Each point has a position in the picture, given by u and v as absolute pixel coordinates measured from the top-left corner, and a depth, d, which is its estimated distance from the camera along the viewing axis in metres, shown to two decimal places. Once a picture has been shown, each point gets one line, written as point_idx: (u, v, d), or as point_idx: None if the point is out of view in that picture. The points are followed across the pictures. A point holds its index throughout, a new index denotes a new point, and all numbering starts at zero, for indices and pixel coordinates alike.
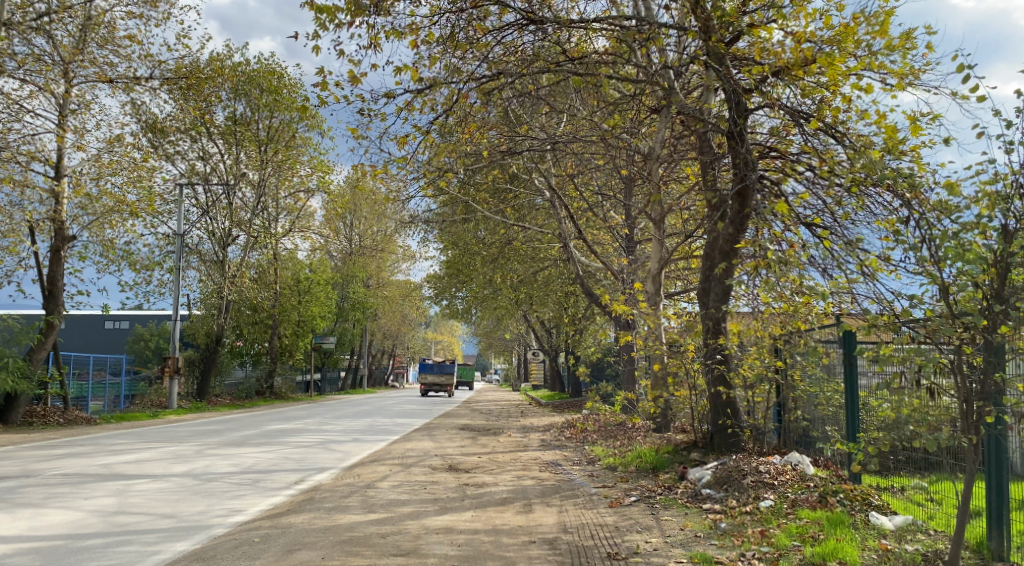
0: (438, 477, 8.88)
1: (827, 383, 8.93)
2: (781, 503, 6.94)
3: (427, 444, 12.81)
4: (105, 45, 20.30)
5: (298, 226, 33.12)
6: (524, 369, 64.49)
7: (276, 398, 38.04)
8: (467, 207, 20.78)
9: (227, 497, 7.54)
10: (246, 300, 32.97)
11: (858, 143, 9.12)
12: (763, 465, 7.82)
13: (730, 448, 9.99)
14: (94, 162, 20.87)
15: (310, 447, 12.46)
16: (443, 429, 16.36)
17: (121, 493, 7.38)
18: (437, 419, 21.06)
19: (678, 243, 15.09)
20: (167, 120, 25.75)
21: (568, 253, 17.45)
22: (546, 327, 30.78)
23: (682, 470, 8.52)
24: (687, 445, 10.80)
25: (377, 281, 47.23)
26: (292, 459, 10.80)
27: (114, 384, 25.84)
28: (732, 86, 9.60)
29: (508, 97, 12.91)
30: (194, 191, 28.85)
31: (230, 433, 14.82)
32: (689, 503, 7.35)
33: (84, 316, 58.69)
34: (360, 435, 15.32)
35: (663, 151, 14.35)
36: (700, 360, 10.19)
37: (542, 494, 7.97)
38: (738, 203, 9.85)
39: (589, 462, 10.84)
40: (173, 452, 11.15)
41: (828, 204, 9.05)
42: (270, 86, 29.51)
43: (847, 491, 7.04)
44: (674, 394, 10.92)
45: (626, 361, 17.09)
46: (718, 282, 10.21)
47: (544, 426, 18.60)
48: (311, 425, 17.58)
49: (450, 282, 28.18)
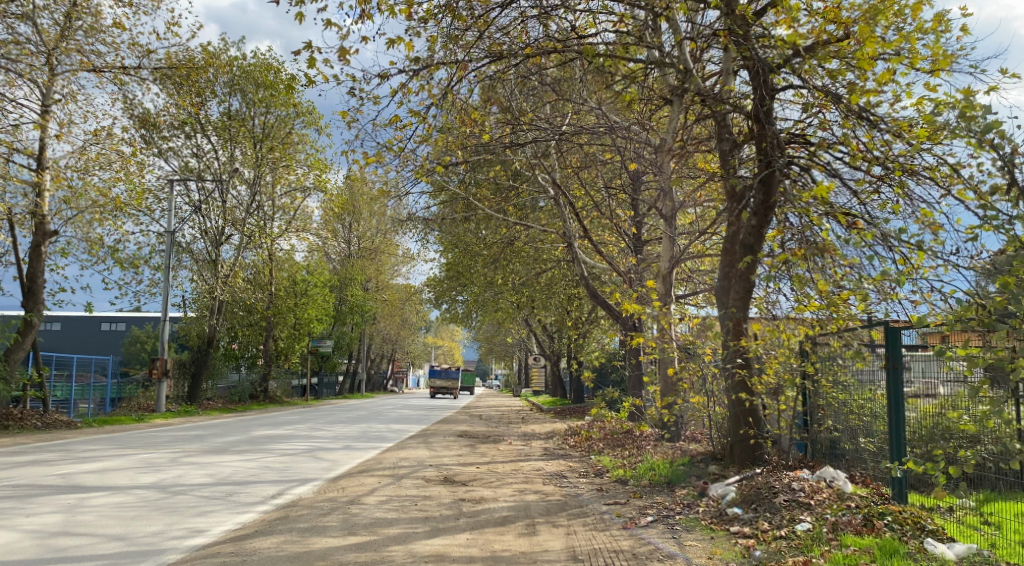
0: (432, 492, 8.02)
1: (862, 391, 8.09)
2: (820, 526, 6.08)
3: (422, 452, 11.94)
4: (92, 34, 19.48)
5: (294, 226, 32.23)
6: (524, 373, 63.45)
7: (271, 402, 37.10)
8: (467, 204, 19.90)
9: (191, 514, 6.67)
10: (240, 302, 32.07)
11: (896, 128, 8.37)
12: (795, 482, 6.93)
13: (753, 461, 9.09)
14: (80, 154, 20.07)
15: (297, 455, 11.59)
16: (440, 437, 15.55)
17: (70, 509, 6.52)
18: (435, 425, 20.15)
19: (691, 242, 14.16)
20: (159, 113, 24.98)
21: (572, 253, 16.54)
22: (548, 331, 29.91)
23: (703, 487, 7.67)
24: (705, 457, 9.88)
25: (376, 284, 46.30)
26: (274, 469, 9.93)
27: (99, 386, 24.99)
28: (759, 61, 8.76)
29: (511, 81, 12.12)
30: (186, 188, 28.09)
31: (214, 439, 13.93)
32: (714, 525, 6.51)
33: (79, 318, 57.82)
34: (351, 442, 14.47)
35: (675, 143, 13.60)
36: (718, 364, 9.32)
37: (546, 511, 7.13)
38: (762, 192, 9.02)
39: (596, 474, 9.98)
40: (146, 459, 10.29)
41: (860, 196, 8.24)
42: (266, 82, 28.77)
43: (896, 513, 6.20)
44: (688, 401, 10.05)
45: (633, 365, 16.21)
46: (739, 279, 9.38)
47: (546, 433, 17.72)
48: (301, 431, 16.70)
49: (450, 284, 27.37)
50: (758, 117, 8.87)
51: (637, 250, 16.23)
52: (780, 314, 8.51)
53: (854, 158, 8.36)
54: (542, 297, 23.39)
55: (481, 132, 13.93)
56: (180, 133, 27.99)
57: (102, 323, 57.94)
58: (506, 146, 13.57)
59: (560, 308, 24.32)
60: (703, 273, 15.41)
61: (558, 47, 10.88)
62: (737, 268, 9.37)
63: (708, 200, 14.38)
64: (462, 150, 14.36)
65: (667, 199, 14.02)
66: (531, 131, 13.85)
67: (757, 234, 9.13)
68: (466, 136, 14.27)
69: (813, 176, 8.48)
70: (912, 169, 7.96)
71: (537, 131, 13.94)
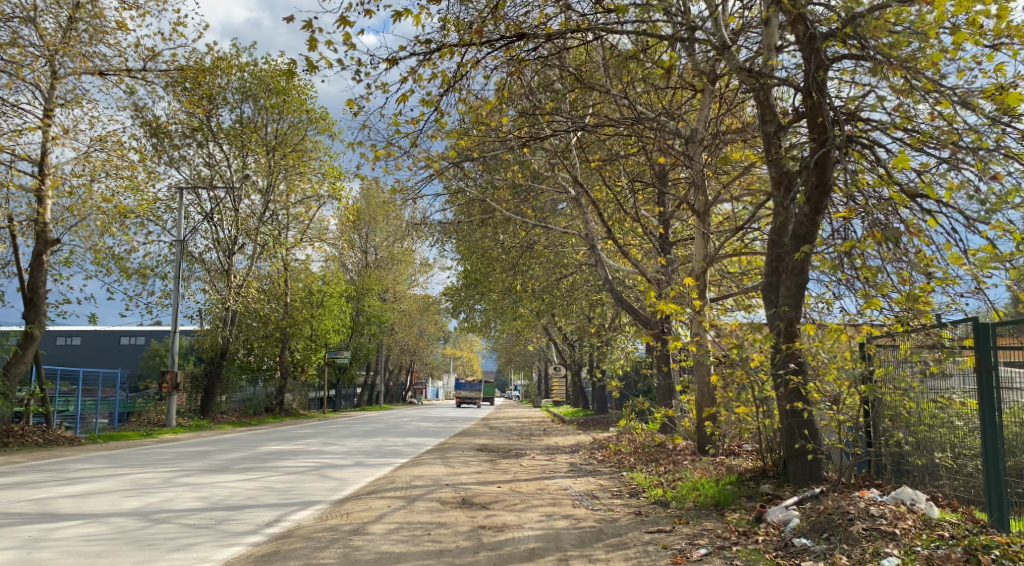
0: (447, 518, 7.05)
1: (932, 399, 7.17)
2: (911, 562, 5.06)
3: (439, 470, 10.96)
4: (96, 36, 18.81)
5: (309, 235, 31.41)
6: (544, 384, 62.39)
7: (286, 415, 36.28)
8: (484, 206, 18.97)
9: (168, 548, 5.76)
10: (255, 314, 31.32)
11: (970, 100, 7.39)
12: (873, 506, 5.92)
13: (811, 480, 8.02)
14: (84, 160, 19.43)
15: (303, 474, 10.67)
16: (459, 451, 14.56)
17: (29, 545, 5.63)
18: (454, 439, 19.12)
19: (727, 239, 13.17)
20: (167, 119, 24.33)
21: (595, 255, 15.45)
22: (570, 341, 28.86)
23: (759, 511, 6.65)
24: (754, 475, 8.80)
25: (394, 295, 45.42)
26: (275, 491, 9.00)
27: (108, 400, 24.20)
28: (810, 28, 7.82)
29: (532, 64, 11.24)
30: (198, 197, 27.48)
31: (217, 456, 13.07)
32: (779, 559, 5.48)
33: (101, 332, 57.53)
34: (364, 458, 13.48)
35: (706, 132, 12.76)
36: (768, 370, 8.33)
37: (580, 542, 6.16)
38: (815, 175, 8.07)
39: (631, 493, 8.97)
40: (137, 479, 9.37)
41: (929, 176, 7.26)
42: (278, 88, 28.15)
43: (1002, 546, 5.16)
44: (734, 410, 9.06)
45: (664, 373, 15.17)
46: (790, 275, 8.37)
47: (572, 446, 16.67)
48: (313, 446, 15.76)
49: (467, 294, 26.46)
50: (810, 89, 7.87)
51: (664, 250, 15.23)
52: (840, 313, 7.56)
53: (918, 135, 7.40)
54: (563, 305, 22.37)
55: (499, 129, 13.24)
56: (191, 141, 27.47)
57: (121, 337, 57.44)
58: (523, 140, 12.71)
59: (582, 315, 23.25)
60: (737, 275, 14.43)
61: (582, 27, 10.00)
62: (787, 263, 8.40)
63: (746, 195, 13.41)
64: (477, 146, 13.50)
65: (698, 195, 13.12)
66: (551, 124, 12.98)
67: (811, 222, 8.11)
68: (484, 131, 13.40)
69: (877, 156, 7.52)
70: (995, 145, 6.96)
71: (558, 125, 13.06)
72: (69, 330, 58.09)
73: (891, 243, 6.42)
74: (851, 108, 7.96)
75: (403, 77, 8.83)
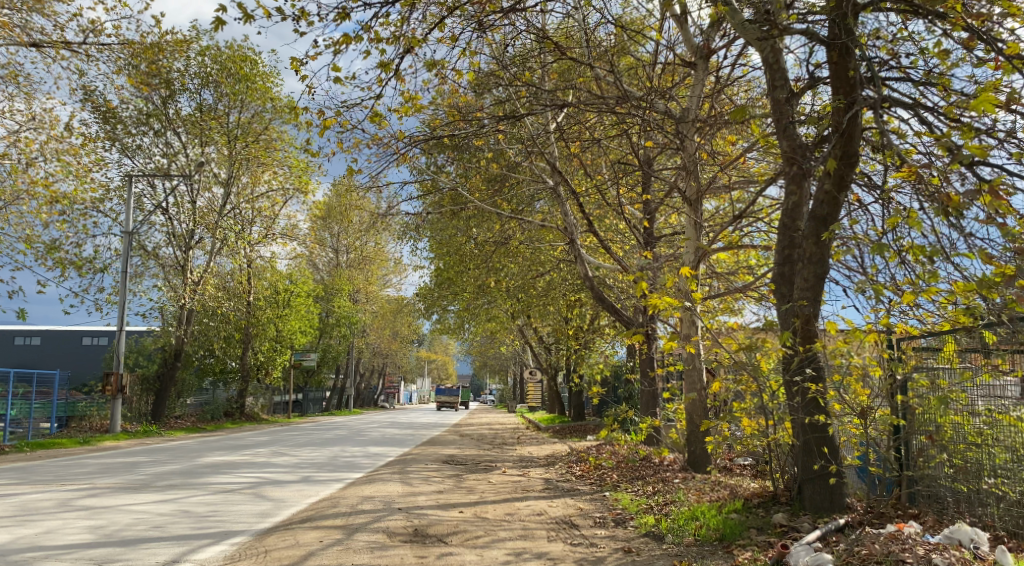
0: (390, 558, 5.63)
1: (986, 409, 6.02)
2: None
3: (393, 489, 9.47)
4: (27, 6, 17.04)
5: (275, 231, 29.68)
6: (520, 388, 60.91)
7: (247, 420, 34.38)
8: (455, 198, 17.48)
9: None
10: (213, 313, 29.53)
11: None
12: (935, 553, 4.65)
13: (833, 508, 6.74)
14: (17, 140, 17.69)
15: (235, 494, 9.16)
16: (421, 464, 13.10)
17: None
18: (418, 448, 17.61)
19: (721, 229, 11.82)
20: (117, 102, 22.56)
21: (573, 250, 13.93)
22: (545, 345, 27.47)
23: (779, 553, 5.29)
24: (763, 500, 7.50)
25: (366, 296, 43.65)
26: (191, 517, 7.50)
27: (45, 404, 21.97)
28: None
29: (508, 28, 9.78)
30: (152, 188, 25.74)
31: (144, 470, 11.45)
32: None
33: (63, 332, 55.31)
34: (313, 471, 11.94)
35: (700, 112, 11.43)
36: (782, 377, 6.97)
37: None
38: (841, 144, 6.80)
39: (617, 521, 7.60)
40: (27, 502, 7.82)
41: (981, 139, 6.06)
42: (242, 74, 26.48)
43: None
44: (738, 424, 7.70)
45: (648, 380, 13.77)
46: (808, 263, 7.07)
47: (547, 457, 15.23)
48: (260, 457, 14.17)
49: (440, 294, 24.98)
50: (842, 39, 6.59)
51: (648, 244, 13.88)
52: (876, 307, 6.27)
53: (962, 98, 6.23)
54: (539, 305, 20.95)
55: (469, 112, 11.75)
56: (146, 129, 25.68)
57: (83, 337, 55.14)
58: (497, 119, 11.23)
59: (558, 316, 21.86)
60: (729, 273, 13.13)
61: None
62: (804, 248, 7.11)
63: (742, 184, 12.11)
64: (448, 126, 12.00)
65: (689, 181, 11.74)
66: (530, 101, 11.49)
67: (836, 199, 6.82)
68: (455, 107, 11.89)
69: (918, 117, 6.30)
70: None
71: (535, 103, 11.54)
72: (28, 329, 55.69)
73: (958, 216, 5.14)
74: (880, 70, 6.78)
75: (359, 30, 7.39)
